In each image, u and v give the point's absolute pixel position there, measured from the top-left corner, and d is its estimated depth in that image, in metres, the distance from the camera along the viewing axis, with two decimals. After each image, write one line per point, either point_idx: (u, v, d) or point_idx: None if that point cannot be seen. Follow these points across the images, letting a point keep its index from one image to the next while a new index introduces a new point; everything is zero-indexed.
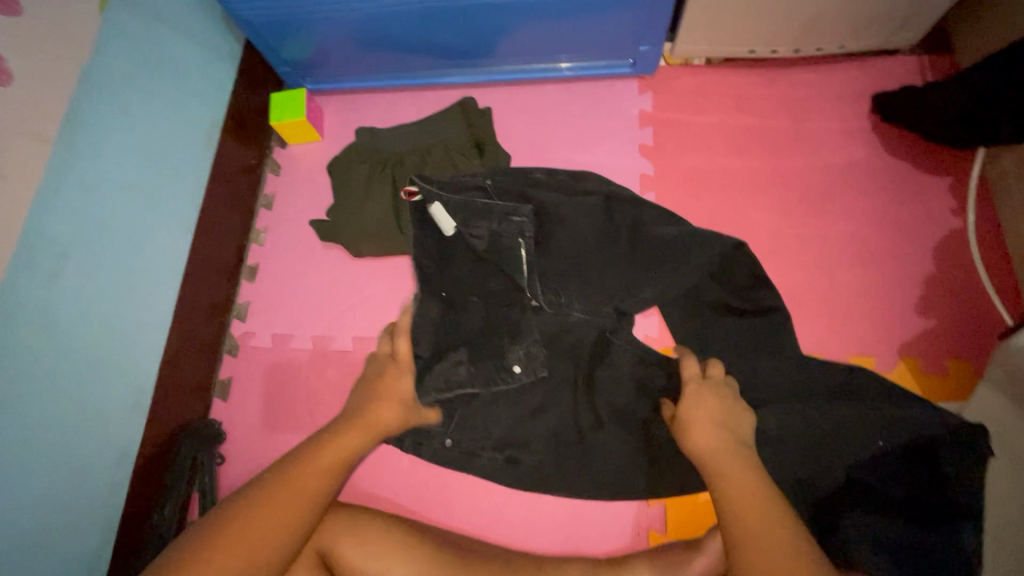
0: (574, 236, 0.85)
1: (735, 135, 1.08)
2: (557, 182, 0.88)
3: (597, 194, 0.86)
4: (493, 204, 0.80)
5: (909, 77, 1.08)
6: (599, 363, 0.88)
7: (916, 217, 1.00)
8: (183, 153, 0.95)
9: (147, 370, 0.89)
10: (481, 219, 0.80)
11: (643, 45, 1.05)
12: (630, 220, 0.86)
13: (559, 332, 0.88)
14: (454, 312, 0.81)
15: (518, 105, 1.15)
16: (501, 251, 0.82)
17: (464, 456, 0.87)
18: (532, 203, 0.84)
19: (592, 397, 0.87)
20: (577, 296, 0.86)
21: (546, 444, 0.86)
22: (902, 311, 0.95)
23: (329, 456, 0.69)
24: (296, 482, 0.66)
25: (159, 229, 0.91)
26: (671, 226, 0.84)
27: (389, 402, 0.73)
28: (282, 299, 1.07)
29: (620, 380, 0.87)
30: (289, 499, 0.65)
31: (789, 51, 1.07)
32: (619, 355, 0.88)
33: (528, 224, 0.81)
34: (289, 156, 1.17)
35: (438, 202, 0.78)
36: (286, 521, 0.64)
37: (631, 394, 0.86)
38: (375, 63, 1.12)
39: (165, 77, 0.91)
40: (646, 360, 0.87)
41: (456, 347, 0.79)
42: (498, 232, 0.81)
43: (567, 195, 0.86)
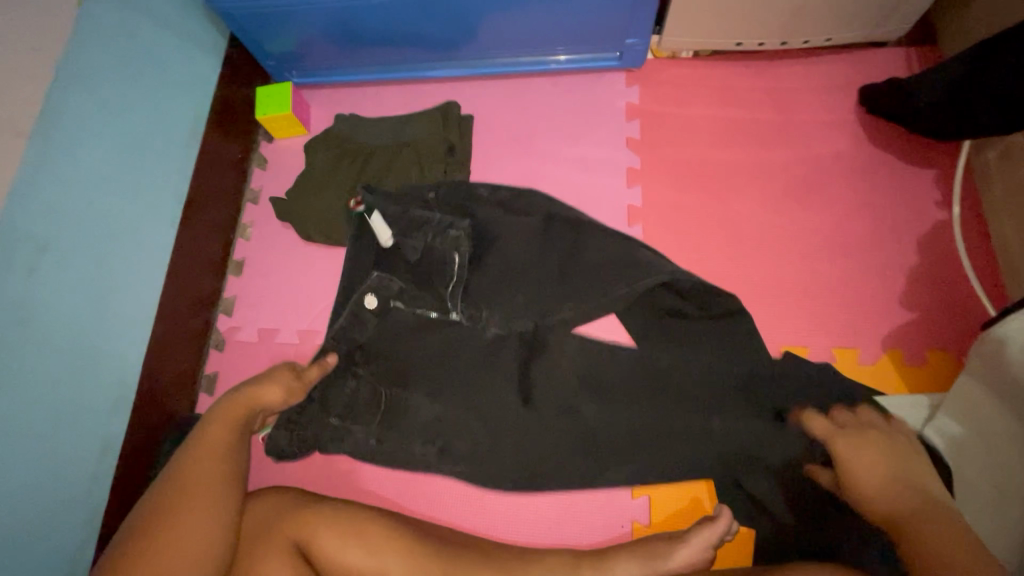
0: (507, 251, 0.92)
1: (722, 128, 1.08)
2: (499, 199, 0.95)
3: (544, 215, 0.93)
4: (431, 218, 0.93)
5: (895, 70, 1.08)
6: (535, 358, 0.91)
7: (902, 210, 1.00)
8: (166, 147, 0.95)
9: (130, 365, 0.89)
10: (416, 231, 0.93)
11: (629, 37, 1.04)
12: (572, 240, 0.91)
13: (484, 333, 0.92)
14: (360, 318, 0.93)
15: (505, 98, 1.15)
16: (429, 259, 0.92)
17: (392, 456, 0.90)
18: (470, 217, 0.94)
19: (529, 397, 0.89)
20: (497, 310, 0.91)
21: (477, 442, 0.89)
22: (886, 303, 0.95)
23: (219, 426, 0.79)
24: (188, 475, 0.74)
25: (142, 223, 0.90)
26: (607, 247, 0.89)
27: (272, 381, 0.84)
28: (268, 294, 1.07)
29: (555, 379, 0.89)
30: (190, 474, 0.74)
31: (776, 45, 1.07)
32: (555, 349, 0.90)
33: (463, 238, 0.92)
34: (276, 150, 1.16)
35: (377, 213, 0.93)
36: (196, 489, 0.73)
37: (571, 391, 0.88)
38: (360, 57, 1.11)
39: (145, 70, 0.90)
40: (583, 362, 0.90)
41: (363, 353, 0.93)
42: (431, 244, 0.92)
43: (506, 214, 0.94)
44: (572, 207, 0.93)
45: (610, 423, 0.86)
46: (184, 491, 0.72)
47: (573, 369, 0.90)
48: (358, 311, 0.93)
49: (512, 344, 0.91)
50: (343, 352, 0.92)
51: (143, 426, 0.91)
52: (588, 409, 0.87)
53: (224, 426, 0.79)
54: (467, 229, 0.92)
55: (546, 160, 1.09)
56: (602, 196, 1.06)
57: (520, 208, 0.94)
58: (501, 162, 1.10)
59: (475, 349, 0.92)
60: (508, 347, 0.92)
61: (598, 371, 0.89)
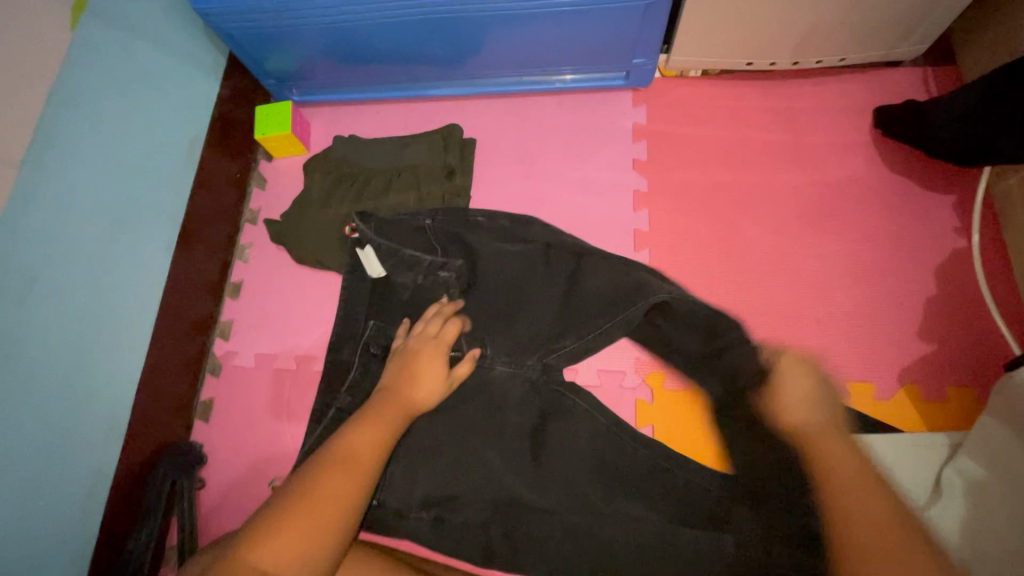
0: (512, 282, 0.91)
1: (732, 149, 1.05)
2: (497, 227, 0.93)
3: (542, 244, 0.92)
4: (422, 257, 0.92)
5: (911, 90, 1.05)
6: (550, 421, 0.88)
7: (918, 236, 0.97)
8: (162, 170, 0.93)
9: (124, 393, 0.87)
10: (406, 269, 0.92)
11: (637, 57, 1.02)
12: (572, 269, 0.90)
13: (496, 399, 0.89)
14: (370, 369, 0.89)
15: (509, 118, 1.12)
16: (428, 292, 0.92)
17: (391, 517, 0.85)
18: (466, 250, 0.92)
19: (537, 460, 0.86)
20: (501, 348, 0.90)
21: (478, 502, 0.84)
22: (903, 334, 0.92)
23: (383, 416, 0.77)
24: (345, 454, 0.71)
25: (137, 248, 0.89)
26: (604, 278, 0.88)
27: (425, 380, 0.82)
28: (266, 317, 1.05)
29: (569, 439, 0.87)
30: (343, 461, 0.70)
31: (788, 64, 1.04)
32: (574, 413, 0.88)
33: (455, 276, 0.92)
34: (275, 170, 1.14)
35: (370, 246, 0.91)
36: (346, 482, 0.68)
37: (583, 458, 0.86)
38: (362, 75, 1.09)
39: (142, 91, 0.89)
40: (593, 418, 0.88)
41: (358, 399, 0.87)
42: (424, 284, 0.92)
43: (507, 244, 0.93)
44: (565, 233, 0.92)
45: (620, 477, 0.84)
46: (343, 482, 0.68)
47: (588, 437, 0.87)
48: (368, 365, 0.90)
49: (520, 388, 0.90)
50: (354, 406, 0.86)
51: (135, 455, 0.88)
52: (603, 474, 0.85)
53: (388, 415, 0.77)
54: (465, 259, 0.92)
55: (550, 182, 1.07)
56: (608, 220, 1.03)
57: (519, 236, 0.93)
58: (505, 183, 1.08)
59: (483, 408, 0.89)
60: (515, 397, 0.89)
61: (606, 423, 0.87)
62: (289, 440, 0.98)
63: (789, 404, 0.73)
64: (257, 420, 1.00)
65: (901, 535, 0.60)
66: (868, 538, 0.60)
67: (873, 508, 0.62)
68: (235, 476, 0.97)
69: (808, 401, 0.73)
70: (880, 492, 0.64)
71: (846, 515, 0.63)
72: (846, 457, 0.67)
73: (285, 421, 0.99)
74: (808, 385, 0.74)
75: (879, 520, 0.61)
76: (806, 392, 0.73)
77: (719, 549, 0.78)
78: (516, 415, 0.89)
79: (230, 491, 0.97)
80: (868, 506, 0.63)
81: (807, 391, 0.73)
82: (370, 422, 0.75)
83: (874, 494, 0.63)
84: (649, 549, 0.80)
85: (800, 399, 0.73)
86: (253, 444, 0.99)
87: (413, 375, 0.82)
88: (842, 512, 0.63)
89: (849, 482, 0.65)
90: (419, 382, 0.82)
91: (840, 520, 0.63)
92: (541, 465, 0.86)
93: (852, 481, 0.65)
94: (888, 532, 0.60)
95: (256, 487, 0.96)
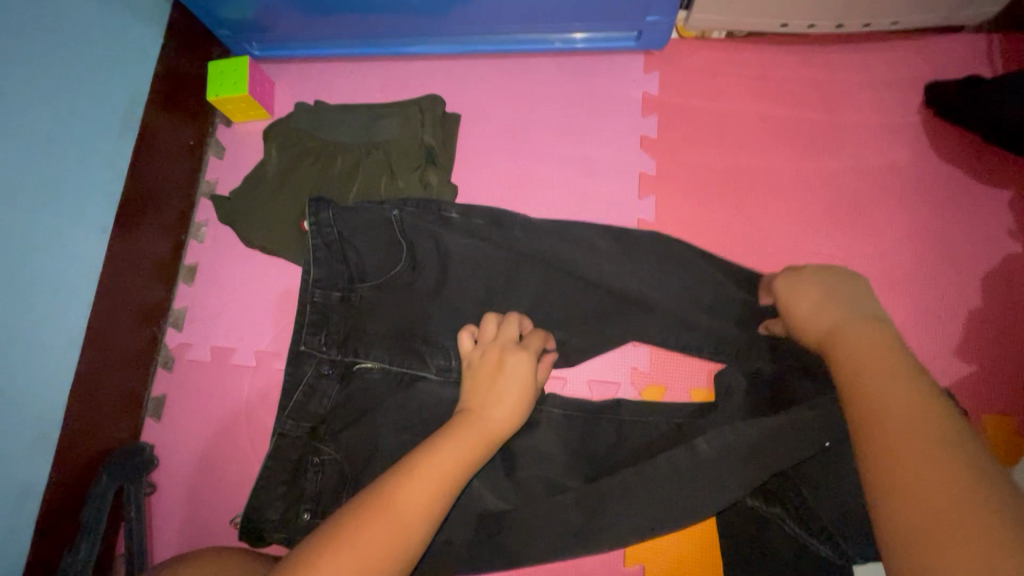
0: (489, 290, 0.78)
1: (754, 127, 0.91)
2: (470, 225, 0.76)
3: (523, 251, 0.76)
4: (361, 262, 0.76)
5: (971, 61, 0.90)
6: (519, 431, 0.74)
7: (966, 238, 0.84)
8: (91, 139, 0.81)
9: (55, 396, 0.77)
10: (346, 270, 0.76)
11: (650, 15, 0.86)
12: (547, 270, 0.77)
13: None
14: (319, 389, 0.76)
15: (501, 82, 0.97)
16: (387, 298, 0.77)
17: None
18: (436, 247, 0.76)
19: (512, 472, 0.72)
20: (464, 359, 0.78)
21: (465, 526, 0.69)
22: (939, 353, 0.81)
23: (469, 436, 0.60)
24: (423, 474, 0.55)
25: (61, 231, 0.77)
26: (596, 278, 0.74)
27: (510, 396, 0.64)
28: (223, 308, 0.95)
29: (542, 453, 0.72)
30: (426, 483, 0.55)
31: (829, 27, 0.89)
32: (543, 425, 0.74)
33: (406, 276, 0.77)
34: (234, 137, 1.01)
35: (313, 228, 0.74)
36: (419, 508, 0.53)
37: (562, 464, 0.71)
38: (330, 29, 0.94)
39: (57, 47, 0.76)
40: (572, 425, 0.75)
41: (319, 423, 0.75)
42: (379, 287, 0.77)
43: (485, 248, 0.76)
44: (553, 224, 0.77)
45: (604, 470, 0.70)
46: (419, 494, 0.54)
47: (553, 443, 0.73)
48: (315, 384, 0.76)
49: None
50: (301, 432, 0.75)
51: (72, 461, 0.80)
52: (588, 469, 0.71)
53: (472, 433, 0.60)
54: (432, 261, 0.77)
55: (545, 161, 0.93)
56: (609, 207, 0.90)
57: (500, 239, 0.76)
58: (493, 161, 0.95)
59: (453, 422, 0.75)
60: None
61: (593, 449, 0.73)
62: (247, 444, 0.90)
63: (806, 311, 0.57)
64: (213, 422, 0.91)
65: (945, 442, 0.40)
66: (894, 424, 0.43)
67: (913, 425, 0.42)
68: (188, 480, 0.90)
69: (821, 305, 0.56)
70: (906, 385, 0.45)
71: (859, 378, 0.47)
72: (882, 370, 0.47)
73: (242, 422, 0.90)
74: (836, 277, 0.59)
75: (901, 429, 0.42)
76: (817, 294, 0.58)
77: (691, 454, 0.61)
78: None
79: (185, 495, 0.90)
80: (899, 414, 0.43)
81: (830, 290, 0.57)
82: (454, 446, 0.58)
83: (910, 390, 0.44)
84: (639, 497, 0.62)
85: (812, 304, 0.57)
86: (209, 447, 0.90)
87: (498, 375, 0.66)
88: (865, 415, 0.44)
89: (894, 383, 0.45)
90: (502, 394, 0.65)
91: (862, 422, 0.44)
92: (519, 482, 0.71)
93: (888, 376, 0.46)
94: (908, 409, 0.43)
95: (212, 493, 0.89)
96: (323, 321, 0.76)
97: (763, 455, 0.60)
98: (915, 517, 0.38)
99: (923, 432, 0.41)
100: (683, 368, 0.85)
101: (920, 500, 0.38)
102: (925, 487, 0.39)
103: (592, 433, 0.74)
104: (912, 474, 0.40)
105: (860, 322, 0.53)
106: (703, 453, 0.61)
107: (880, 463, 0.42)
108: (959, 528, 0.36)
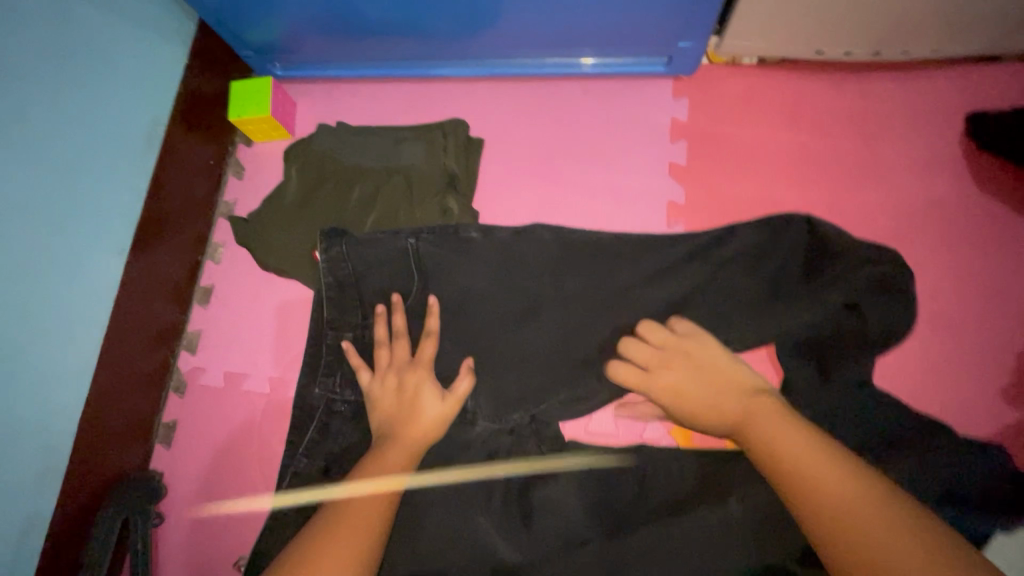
0: (505, 324, 0.77)
1: (789, 157, 0.88)
2: (491, 248, 0.76)
3: (541, 290, 0.77)
4: (378, 296, 0.77)
5: (1015, 92, 0.87)
6: (539, 480, 0.73)
7: (1013, 277, 0.81)
8: (111, 161, 0.79)
9: (64, 423, 0.75)
10: (357, 304, 0.77)
11: (683, 40, 0.84)
12: (563, 310, 0.76)
13: (486, 454, 0.75)
14: (332, 426, 0.75)
15: (527, 106, 0.96)
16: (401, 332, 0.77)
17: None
18: (453, 281, 0.77)
19: (528, 524, 0.70)
20: (485, 402, 0.77)
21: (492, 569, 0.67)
22: (988, 398, 0.77)
23: (398, 451, 0.66)
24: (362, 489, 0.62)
25: (78, 255, 0.76)
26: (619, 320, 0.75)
27: (428, 408, 0.70)
28: (237, 334, 0.92)
29: (561, 507, 0.70)
30: (365, 492, 0.61)
31: (866, 55, 0.86)
32: (563, 473, 0.72)
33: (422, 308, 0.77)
34: (253, 157, 1.00)
35: (325, 261, 0.75)
36: (363, 516, 0.59)
37: (582, 517, 0.69)
38: (355, 51, 0.93)
39: (81, 69, 0.75)
40: (595, 475, 0.72)
41: (331, 463, 0.74)
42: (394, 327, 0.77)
43: (501, 284, 0.77)
44: (576, 245, 0.77)
45: (626, 524, 0.68)
46: (365, 504, 0.60)
47: (572, 494, 0.71)
48: (328, 421, 0.75)
49: (511, 449, 0.76)
50: (314, 470, 0.73)
51: (79, 491, 0.77)
52: (608, 521, 0.69)
53: (402, 449, 0.66)
54: (447, 299, 0.77)
55: (571, 188, 0.91)
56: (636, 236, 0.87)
57: (519, 255, 0.77)
58: (516, 186, 0.92)
59: (470, 467, 0.74)
60: (508, 456, 0.75)
61: (614, 501, 0.71)
62: (258, 478, 0.87)
63: (698, 387, 0.66)
64: (224, 451, 0.88)
65: (852, 480, 0.51)
66: (828, 501, 0.50)
67: (833, 481, 0.51)
68: (197, 511, 0.87)
69: (708, 379, 0.66)
70: (814, 445, 0.55)
71: (777, 459, 0.55)
72: (797, 439, 0.56)
73: (254, 452, 0.88)
74: (699, 342, 0.68)
75: (829, 487, 0.51)
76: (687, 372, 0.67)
77: (722, 512, 0.62)
78: (501, 473, 0.73)
79: (192, 527, 0.87)
80: (822, 475, 0.52)
81: (704, 377, 0.66)
82: (387, 463, 0.64)
83: (824, 455, 0.54)
84: (659, 556, 0.64)
85: (689, 378, 0.66)
86: (219, 478, 0.88)
87: (412, 405, 0.70)
88: (802, 496, 0.52)
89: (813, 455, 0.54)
90: (419, 416, 0.69)
91: (805, 503, 0.51)
92: (535, 534, 0.69)
93: (802, 451, 0.54)
94: (830, 473, 0.52)
95: (220, 528, 0.86)
96: (338, 363, 0.77)
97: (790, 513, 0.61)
98: (830, 531, 0.49)
99: (814, 454, 0.54)
100: None
101: (837, 535, 0.49)
102: (862, 528, 0.48)
103: (613, 483, 0.72)
104: (860, 524, 0.48)
105: (755, 398, 0.62)
106: (735, 514, 0.64)
107: (823, 536, 0.49)
108: (893, 556, 0.46)
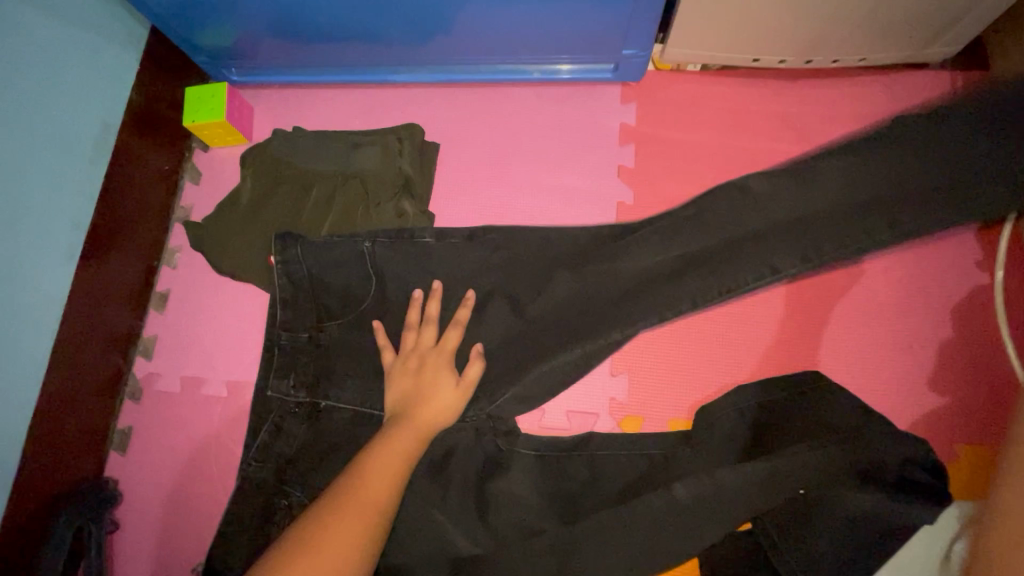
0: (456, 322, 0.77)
1: (729, 158, 0.93)
2: (447, 252, 0.79)
3: (492, 289, 0.79)
4: (332, 298, 0.79)
5: (937, 96, 0.93)
6: (493, 474, 0.75)
7: (937, 269, 0.86)
8: (61, 168, 0.79)
9: (13, 431, 0.74)
10: (309, 306, 0.78)
11: (626, 48, 0.88)
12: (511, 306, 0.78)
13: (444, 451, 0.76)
14: (285, 427, 0.76)
15: (481, 110, 0.98)
16: (355, 334, 0.79)
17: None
18: (406, 285, 0.79)
19: (484, 517, 0.72)
20: None
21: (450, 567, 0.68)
22: (914, 384, 0.82)
23: (406, 437, 0.69)
24: (365, 483, 0.64)
25: (27, 262, 0.75)
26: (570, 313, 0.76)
27: (440, 395, 0.73)
28: (194, 339, 0.92)
29: (515, 498, 0.73)
30: (370, 489, 0.63)
31: (800, 61, 0.91)
32: (516, 467, 0.75)
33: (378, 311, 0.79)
34: (209, 163, 1.00)
35: (280, 264, 0.77)
36: (364, 522, 0.60)
37: (536, 507, 0.72)
38: (310, 57, 0.94)
39: (30, 76, 0.75)
40: (547, 466, 0.75)
41: (287, 464, 0.75)
42: (348, 330, 0.79)
43: (453, 284, 0.79)
44: (527, 247, 0.79)
45: (578, 512, 0.71)
46: (364, 502, 0.62)
47: (527, 489, 0.74)
48: (281, 423, 0.76)
49: (467, 444, 0.76)
50: (267, 474, 0.74)
51: (30, 500, 0.77)
52: (561, 511, 0.72)
53: (410, 437, 0.69)
54: (399, 298, 0.80)
55: (524, 190, 0.94)
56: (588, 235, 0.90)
57: (472, 260, 0.79)
58: (471, 190, 0.94)
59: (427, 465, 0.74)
60: (463, 451, 0.76)
61: (565, 489, 0.74)
62: (216, 482, 0.87)
63: None
64: (181, 455, 0.88)
65: None
66: None
67: None
68: (155, 517, 0.87)
69: None
70: None
71: None
72: None
73: (212, 456, 0.88)
74: None
75: None
76: None
77: (670, 497, 0.64)
78: (456, 468, 0.75)
79: (149, 533, 0.86)
80: None
81: None
82: (388, 454, 0.67)
83: None
84: (609, 537, 0.65)
85: None
86: (175, 484, 0.87)
87: (428, 389, 0.74)
88: None
89: None
90: (432, 398, 0.73)
91: None
92: (492, 528, 0.71)
93: None
94: None
95: (178, 533, 0.86)
96: (291, 364, 0.78)
97: (741, 499, 0.62)
98: None
99: None
100: (664, 398, 0.84)
101: None
102: None
103: (564, 475, 0.75)
104: None
105: None
106: (681, 497, 0.64)
107: None
108: None
